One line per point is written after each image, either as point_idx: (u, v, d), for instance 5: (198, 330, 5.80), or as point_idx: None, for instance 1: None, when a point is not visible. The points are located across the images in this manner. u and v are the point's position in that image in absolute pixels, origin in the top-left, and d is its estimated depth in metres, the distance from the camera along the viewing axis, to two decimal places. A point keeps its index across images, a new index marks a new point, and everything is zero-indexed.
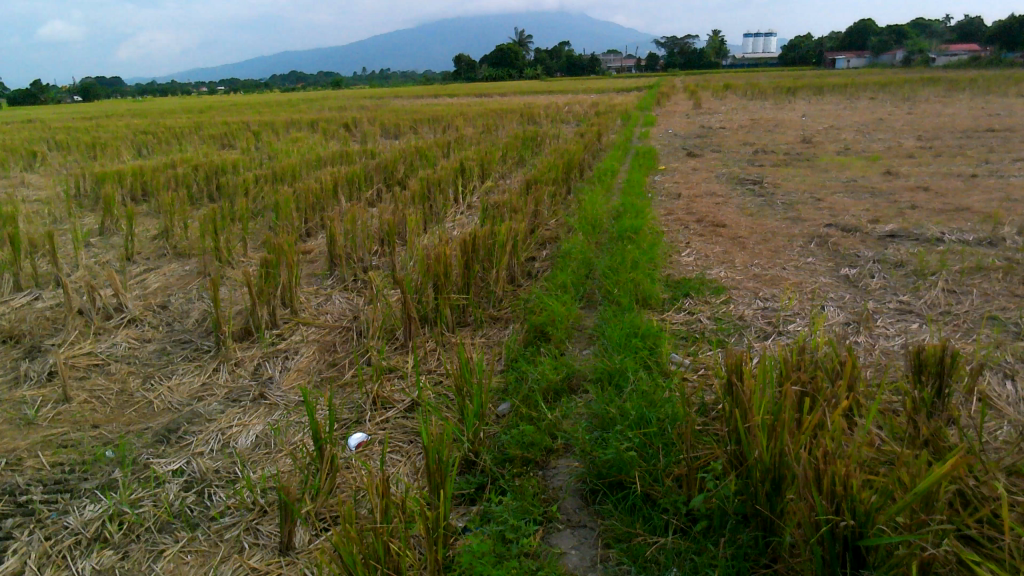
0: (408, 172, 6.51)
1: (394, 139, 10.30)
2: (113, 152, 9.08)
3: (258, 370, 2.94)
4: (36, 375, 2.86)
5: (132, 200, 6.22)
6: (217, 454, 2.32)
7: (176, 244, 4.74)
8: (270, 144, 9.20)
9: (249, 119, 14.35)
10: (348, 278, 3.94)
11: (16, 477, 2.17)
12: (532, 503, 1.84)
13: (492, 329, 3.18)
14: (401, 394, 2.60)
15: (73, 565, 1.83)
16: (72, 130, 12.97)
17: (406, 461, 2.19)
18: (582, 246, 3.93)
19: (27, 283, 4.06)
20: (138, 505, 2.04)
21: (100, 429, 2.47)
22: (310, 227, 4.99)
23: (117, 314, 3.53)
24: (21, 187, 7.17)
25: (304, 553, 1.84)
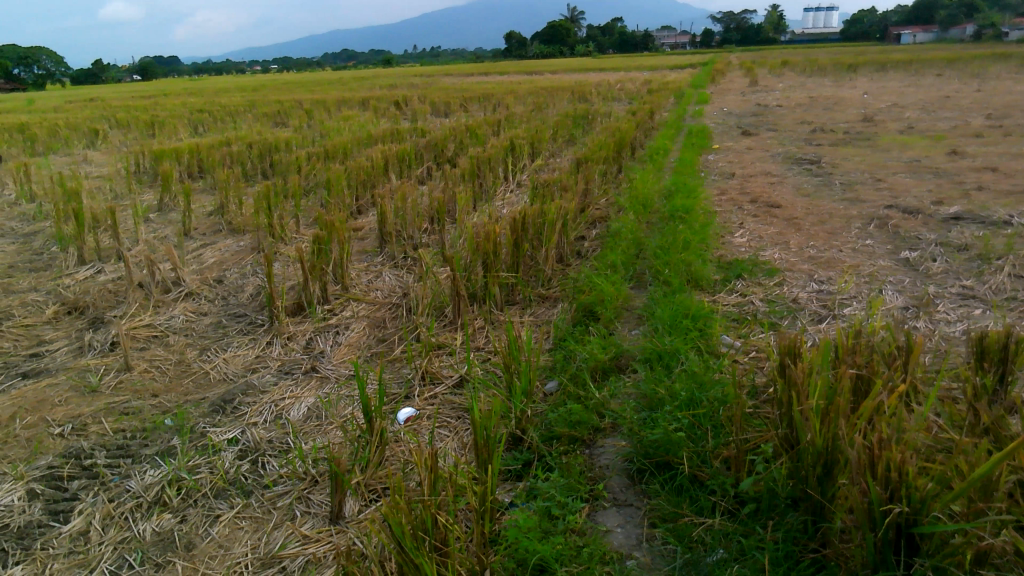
0: (458, 150, 6.52)
1: (443, 118, 10.32)
2: (172, 129, 9.34)
3: (310, 345, 3.00)
4: (99, 344, 2.98)
5: (189, 176, 6.39)
6: (270, 424, 2.38)
7: (231, 219, 4.85)
8: (322, 122, 9.29)
9: (302, 97, 14.56)
10: (398, 255, 3.99)
11: (82, 441, 2.27)
12: (578, 480, 1.85)
13: (540, 308, 3.17)
14: (449, 370, 2.64)
15: (135, 527, 1.91)
16: (132, 108, 13.38)
17: (454, 437, 2.22)
18: (633, 226, 3.90)
19: (90, 256, 4.22)
20: (195, 471, 2.12)
21: (159, 398, 2.56)
22: (361, 205, 5.06)
23: (175, 288, 3.64)
24: (84, 164, 7.43)
25: (353, 523, 1.89)
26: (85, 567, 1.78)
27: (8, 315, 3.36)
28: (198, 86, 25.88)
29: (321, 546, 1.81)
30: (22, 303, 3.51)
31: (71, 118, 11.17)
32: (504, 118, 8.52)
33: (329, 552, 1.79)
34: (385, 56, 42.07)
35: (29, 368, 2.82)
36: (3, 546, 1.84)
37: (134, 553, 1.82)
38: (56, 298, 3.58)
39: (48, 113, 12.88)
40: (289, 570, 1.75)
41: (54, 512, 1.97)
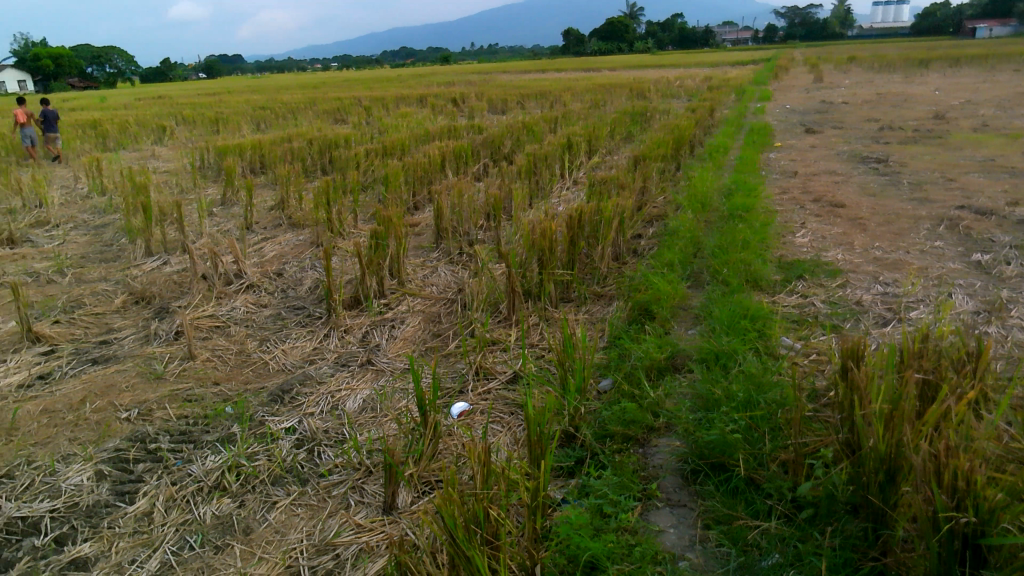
0: (515, 147, 6.53)
1: (500, 114, 10.35)
2: (235, 126, 9.61)
3: (366, 338, 3.05)
4: (164, 333, 3.09)
5: (251, 171, 6.56)
6: (327, 415, 2.44)
7: (291, 214, 4.96)
8: (380, 119, 9.41)
9: (361, 94, 14.78)
10: (454, 251, 4.03)
11: (147, 426, 2.36)
12: (631, 479, 1.84)
13: (595, 305, 3.15)
14: (503, 365, 2.65)
15: (196, 510, 1.98)
16: (198, 105, 13.80)
17: (506, 431, 2.24)
18: (691, 225, 3.85)
19: (157, 248, 4.38)
20: (254, 458, 2.18)
21: (220, 386, 2.65)
22: (418, 201, 5.12)
23: (237, 280, 3.74)
24: (152, 159, 7.71)
25: (406, 513, 1.92)
26: (149, 546, 1.85)
27: (80, 304, 3.51)
28: (262, 83, 26.52)
29: (374, 536, 1.85)
30: (93, 292, 3.65)
31: (142, 115, 11.58)
32: (561, 115, 8.51)
33: (382, 542, 1.82)
34: (443, 54, 42.42)
35: (98, 355, 2.94)
36: (73, 524, 1.93)
37: (195, 535, 1.88)
38: (125, 287, 3.73)
39: (120, 110, 13.38)
40: (343, 558, 1.78)
41: (120, 493, 2.05)
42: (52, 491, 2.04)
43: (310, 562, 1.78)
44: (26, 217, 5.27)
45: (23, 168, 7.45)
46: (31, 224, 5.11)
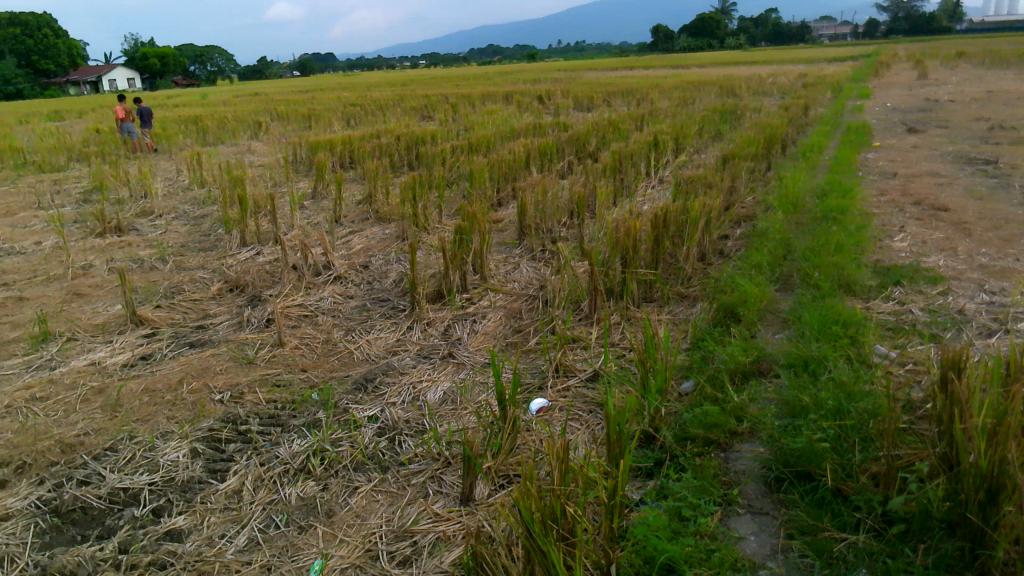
0: (600, 144, 6.50)
1: (586, 112, 10.31)
2: (327, 122, 9.91)
3: (448, 331, 3.11)
4: (256, 320, 3.23)
5: (341, 166, 6.77)
6: (408, 405, 2.49)
7: (378, 208, 5.08)
8: (467, 116, 9.52)
9: (448, 92, 14.98)
10: (536, 247, 4.05)
11: (239, 408, 2.48)
12: (712, 483, 1.81)
13: (678, 306, 3.11)
14: (583, 363, 2.65)
15: (282, 490, 2.06)
16: (292, 103, 14.29)
17: (585, 429, 2.24)
18: (781, 226, 3.74)
19: (251, 238, 4.57)
20: (338, 444, 2.26)
21: (307, 373, 2.75)
22: (502, 197, 5.17)
23: (325, 271, 3.87)
24: (249, 154, 8.05)
25: (483, 505, 1.95)
26: (237, 523, 1.94)
27: (180, 290, 3.70)
28: (352, 81, 27.23)
29: (451, 525, 1.88)
30: (192, 279, 3.85)
31: (241, 111, 12.10)
32: (648, 112, 8.40)
33: (458, 532, 1.86)
34: (529, 52, 42.53)
35: (195, 338, 3.10)
36: (169, 497, 2.04)
37: (280, 515, 1.96)
38: (220, 276, 3.91)
39: (221, 107, 14.02)
40: (420, 545, 1.83)
41: (212, 470, 2.16)
42: (151, 465, 2.17)
43: (389, 547, 1.83)
44: (133, 207, 5.60)
45: (131, 161, 7.92)
46: (137, 214, 5.43)
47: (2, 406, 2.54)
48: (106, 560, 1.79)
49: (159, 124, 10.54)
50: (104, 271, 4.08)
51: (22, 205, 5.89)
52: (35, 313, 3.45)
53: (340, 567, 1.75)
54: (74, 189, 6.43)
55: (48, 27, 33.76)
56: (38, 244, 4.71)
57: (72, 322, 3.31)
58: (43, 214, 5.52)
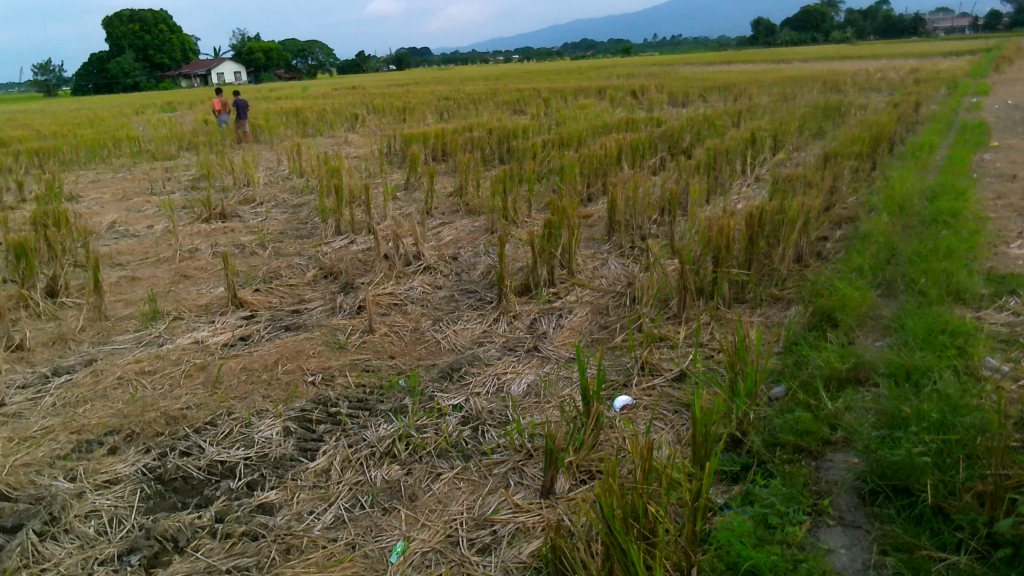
0: (695, 140, 6.37)
1: (680, 107, 10.11)
2: (421, 115, 10.10)
3: (534, 325, 3.12)
4: (348, 307, 3.34)
5: (433, 159, 6.90)
6: (492, 396, 2.52)
7: (468, 200, 5.15)
8: (559, 111, 9.51)
9: (541, 86, 14.98)
10: (625, 244, 4.01)
11: (330, 391, 2.57)
12: (802, 492, 1.75)
13: (771, 308, 3.01)
14: (669, 363, 2.61)
15: (368, 472, 2.13)
16: (388, 96, 14.62)
17: (669, 429, 2.21)
18: (886, 229, 3.57)
19: (346, 227, 4.72)
20: (423, 430, 2.31)
21: (396, 359, 2.82)
22: (592, 192, 5.14)
23: (416, 261, 3.95)
24: (346, 145, 8.30)
25: (563, 499, 1.95)
26: (325, 501, 2.01)
27: (277, 275, 3.86)
28: (446, 75, 27.63)
29: (531, 517, 1.90)
30: (290, 265, 4.01)
31: (339, 104, 12.49)
32: (746, 108, 8.17)
33: (538, 524, 1.87)
34: (624, 46, 42.05)
35: (291, 322, 3.23)
36: (262, 472, 2.14)
37: (366, 496, 2.03)
38: (316, 262, 4.05)
39: (321, 100, 14.49)
40: (500, 535, 1.85)
41: (303, 449, 2.25)
42: (247, 441, 2.28)
43: (469, 534, 1.86)
44: (237, 195, 5.88)
45: (236, 150, 8.31)
46: (240, 202, 5.69)
47: (115, 378, 2.73)
48: (204, 527, 1.90)
49: (263, 116, 11.00)
50: (209, 255, 4.30)
51: (137, 191, 6.27)
52: (146, 292, 3.67)
53: (421, 551, 1.80)
54: (184, 176, 6.80)
55: (164, 23, 35.77)
56: (151, 228, 5.02)
57: (179, 302, 3.51)
58: (156, 200, 5.87)
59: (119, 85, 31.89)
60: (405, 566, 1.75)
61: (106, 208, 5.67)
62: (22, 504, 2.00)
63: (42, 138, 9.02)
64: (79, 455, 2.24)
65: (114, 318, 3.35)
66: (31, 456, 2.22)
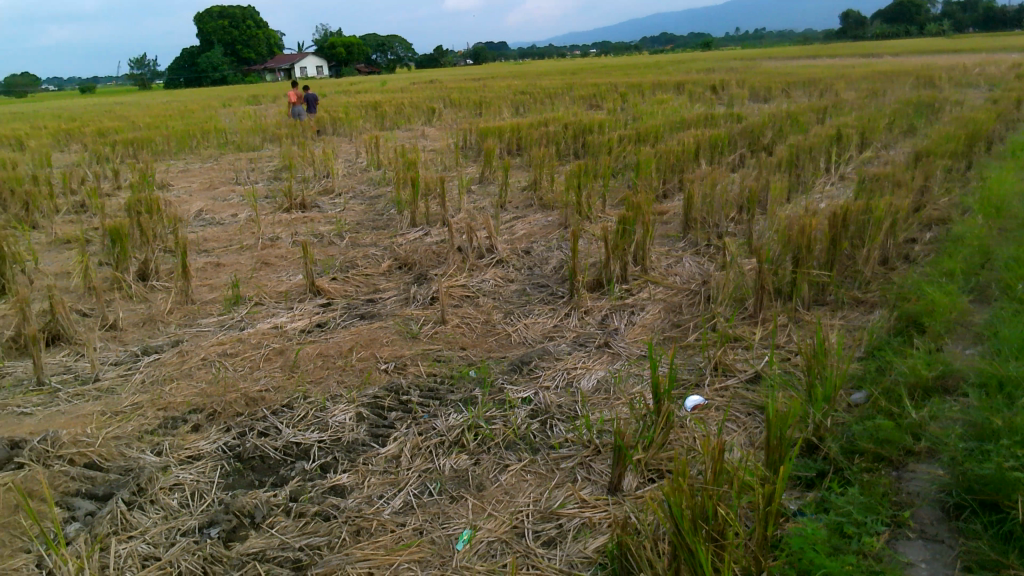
0: (776, 136, 6.19)
1: (761, 103, 9.85)
2: (496, 109, 10.15)
3: (606, 321, 3.11)
4: (421, 297, 3.40)
5: (508, 153, 6.93)
6: (561, 390, 2.53)
7: (542, 194, 5.15)
8: (636, 106, 9.41)
9: (618, 81, 14.84)
10: (701, 241, 3.95)
11: (402, 379, 2.63)
12: (881, 502, 1.70)
13: (853, 311, 2.92)
14: (744, 364, 2.56)
15: (437, 460, 2.17)
16: (464, 90, 14.75)
17: (742, 431, 2.17)
18: (980, 231, 3.40)
19: (421, 219, 4.80)
20: (492, 422, 2.34)
21: (467, 351, 2.86)
22: (668, 188, 5.07)
23: (488, 254, 3.99)
24: (422, 138, 8.43)
25: (630, 497, 1.95)
26: (395, 486, 2.06)
27: (354, 264, 3.96)
28: (522, 69, 27.69)
29: (597, 513, 1.90)
30: (366, 255, 4.11)
31: (417, 97, 12.68)
32: (832, 104, 7.90)
33: (604, 520, 1.87)
34: (704, 40, 41.22)
35: (366, 311, 3.31)
36: (335, 455, 2.20)
37: (435, 483, 2.07)
38: (391, 253, 4.14)
39: (399, 94, 14.73)
40: (565, 529, 1.86)
41: (375, 435, 2.30)
42: (321, 424, 2.35)
43: (535, 527, 1.87)
44: (316, 185, 6.06)
45: (317, 143, 8.54)
46: (320, 192, 5.86)
47: (199, 359, 2.86)
48: (279, 505, 1.98)
49: (342, 109, 11.27)
50: (289, 244, 4.45)
51: (224, 181, 6.53)
52: (229, 277, 3.83)
53: (487, 540, 1.82)
54: (267, 167, 7.04)
55: (252, 19, 37.05)
56: (235, 216, 5.22)
57: (260, 288, 3.64)
58: (240, 189, 6.10)
59: (208, 78, 33.24)
60: (471, 554, 1.78)
61: (194, 197, 5.92)
62: (113, 474, 2.12)
63: (137, 129, 9.50)
64: (165, 430, 2.36)
65: (199, 302, 3.50)
66: (122, 430, 2.35)
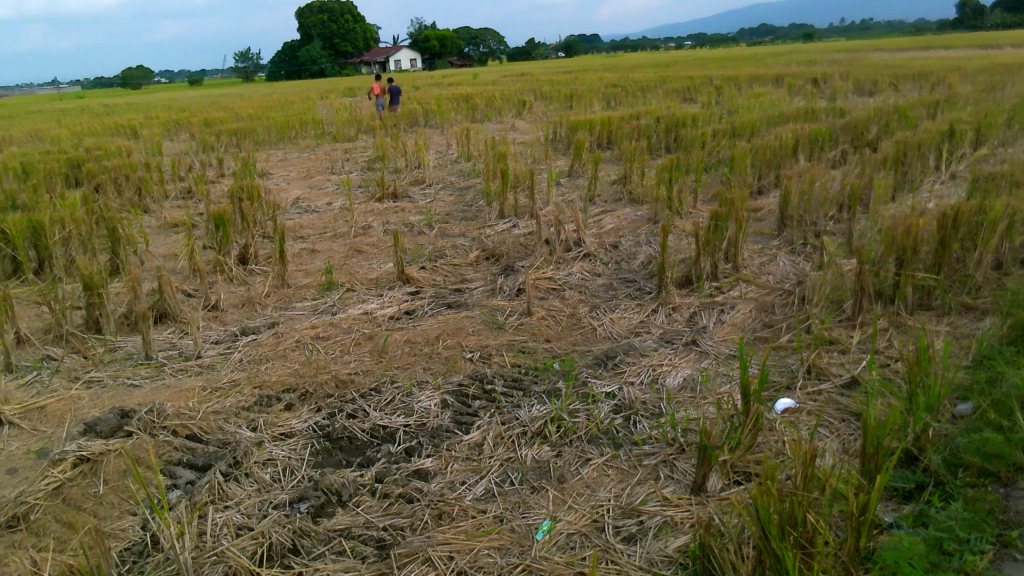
0: (882, 131, 5.90)
1: (867, 97, 9.42)
2: (587, 102, 10.10)
3: (694, 318, 3.05)
4: (508, 288, 3.43)
5: (598, 146, 6.89)
6: (646, 386, 2.51)
7: (632, 189, 5.10)
8: (731, 99, 9.17)
9: (714, 74, 14.48)
10: (797, 240, 3.82)
11: (486, 368, 2.67)
12: (986, 520, 1.60)
13: (962, 318, 2.76)
14: (839, 368, 2.47)
15: (519, 450, 2.19)
16: (555, 83, 14.77)
17: (835, 438, 2.10)
18: None
19: (509, 211, 4.84)
20: (575, 415, 2.34)
21: (551, 343, 2.87)
22: (763, 184, 4.93)
23: (576, 248, 3.98)
24: (512, 131, 8.48)
25: (714, 498, 1.91)
26: (477, 473, 2.09)
27: (442, 254, 4.04)
28: (614, 63, 27.46)
29: (679, 512, 1.88)
30: (454, 246, 4.18)
31: (509, 90, 12.77)
32: (945, 98, 7.46)
33: (686, 520, 1.85)
34: (806, 32, 39.71)
35: (453, 300, 3.37)
36: (419, 440, 2.26)
37: (516, 473, 2.09)
38: (479, 244, 4.19)
39: (490, 86, 14.89)
40: (646, 526, 1.85)
41: (459, 422, 2.35)
42: (407, 409, 2.42)
43: (615, 522, 1.87)
44: (408, 176, 6.19)
45: (410, 134, 8.72)
46: (411, 183, 5.99)
47: (294, 340, 2.98)
48: (365, 486, 2.05)
49: (435, 101, 11.47)
50: (381, 232, 4.57)
51: (321, 170, 6.76)
52: (323, 263, 3.96)
53: (567, 532, 1.83)
54: (362, 157, 7.25)
55: (350, 13, 38.15)
56: (330, 204, 5.40)
57: (352, 274, 3.76)
58: (335, 179, 6.30)
59: (307, 70, 34.43)
60: (550, 545, 1.79)
61: (292, 185, 6.16)
62: (212, 447, 2.24)
63: (242, 120, 9.96)
64: (260, 408, 2.48)
65: (295, 286, 3.65)
66: (221, 405, 2.49)
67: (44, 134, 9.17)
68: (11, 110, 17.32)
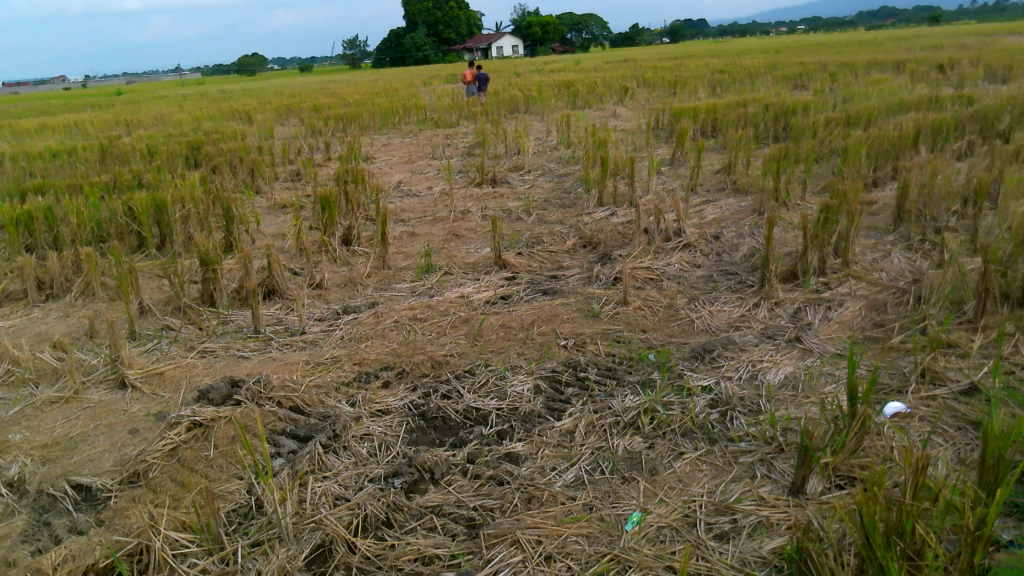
0: (1017, 121, 5.48)
1: (999, 84, 8.76)
2: (692, 89, 9.85)
3: (799, 315, 2.94)
4: (604, 277, 3.40)
5: (702, 134, 6.71)
6: (745, 382, 2.44)
7: (736, 178, 4.95)
8: (847, 86, 8.72)
9: (829, 60, 13.82)
10: (914, 236, 3.61)
11: (580, 356, 2.66)
12: None
13: None
14: (957, 373, 2.32)
15: (611, 440, 2.18)
16: (658, 69, 14.48)
17: (949, 447, 1.98)
18: None
19: (608, 198, 4.79)
20: (669, 407, 2.31)
21: (646, 333, 2.83)
22: (878, 176, 4.68)
23: (675, 237, 3.90)
24: (613, 118, 8.38)
25: (814, 501, 1.85)
26: (568, 460, 2.10)
27: (539, 240, 4.05)
28: (720, 48, 26.64)
29: (775, 513, 1.82)
30: (552, 233, 4.18)
31: (610, 77, 12.62)
32: None
33: (783, 522, 1.79)
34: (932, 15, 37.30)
35: (549, 287, 3.37)
36: (512, 423, 2.29)
37: (607, 462, 2.08)
38: (576, 231, 4.18)
39: (591, 72, 14.78)
40: (739, 524, 1.80)
41: (551, 408, 2.36)
42: (500, 393, 2.45)
43: (707, 518, 1.83)
44: (507, 162, 6.23)
45: (510, 120, 8.77)
46: (510, 169, 6.02)
47: (392, 321, 3.07)
48: (457, 465, 2.09)
49: (536, 87, 11.49)
50: (479, 217, 4.62)
51: (423, 155, 6.90)
52: (422, 246, 4.05)
53: (656, 525, 1.81)
54: (461, 143, 7.35)
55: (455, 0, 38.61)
56: (430, 189, 5.51)
57: (450, 258, 3.82)
58: (436, 163, 6.42)
59: (411, 57, 35.17)
60: (639, 536, 1.78)
61: (395, 169, 6.32)
62: (313, 419, 2.34)
63: (349, 105, 10.28)
64: (359, 384, 2.57)
65: (394, 268, 3.75)
66: (323, 380, 2.59)
67: (169, 118, 9.77)
68: (140, 95, 18.56)
